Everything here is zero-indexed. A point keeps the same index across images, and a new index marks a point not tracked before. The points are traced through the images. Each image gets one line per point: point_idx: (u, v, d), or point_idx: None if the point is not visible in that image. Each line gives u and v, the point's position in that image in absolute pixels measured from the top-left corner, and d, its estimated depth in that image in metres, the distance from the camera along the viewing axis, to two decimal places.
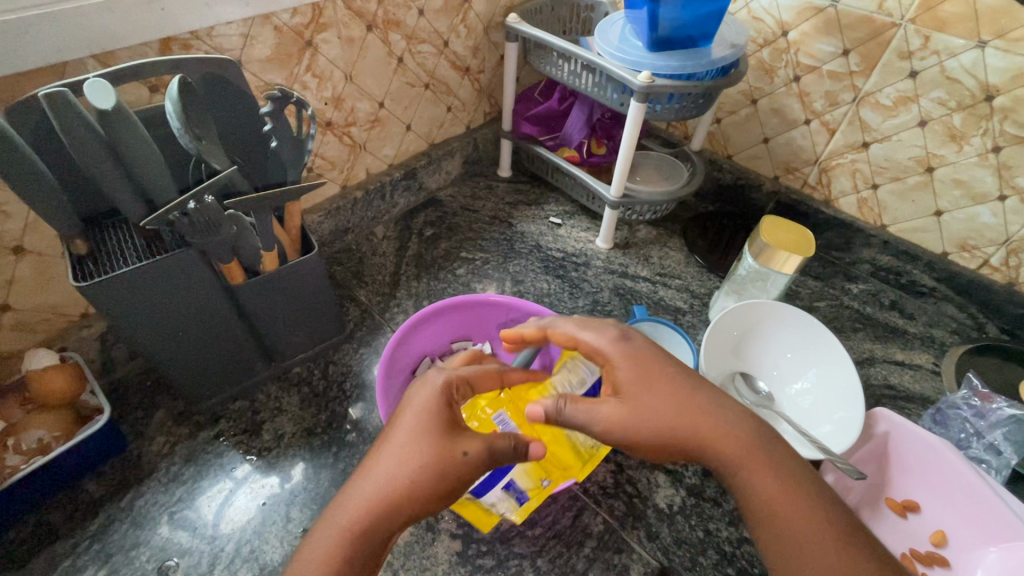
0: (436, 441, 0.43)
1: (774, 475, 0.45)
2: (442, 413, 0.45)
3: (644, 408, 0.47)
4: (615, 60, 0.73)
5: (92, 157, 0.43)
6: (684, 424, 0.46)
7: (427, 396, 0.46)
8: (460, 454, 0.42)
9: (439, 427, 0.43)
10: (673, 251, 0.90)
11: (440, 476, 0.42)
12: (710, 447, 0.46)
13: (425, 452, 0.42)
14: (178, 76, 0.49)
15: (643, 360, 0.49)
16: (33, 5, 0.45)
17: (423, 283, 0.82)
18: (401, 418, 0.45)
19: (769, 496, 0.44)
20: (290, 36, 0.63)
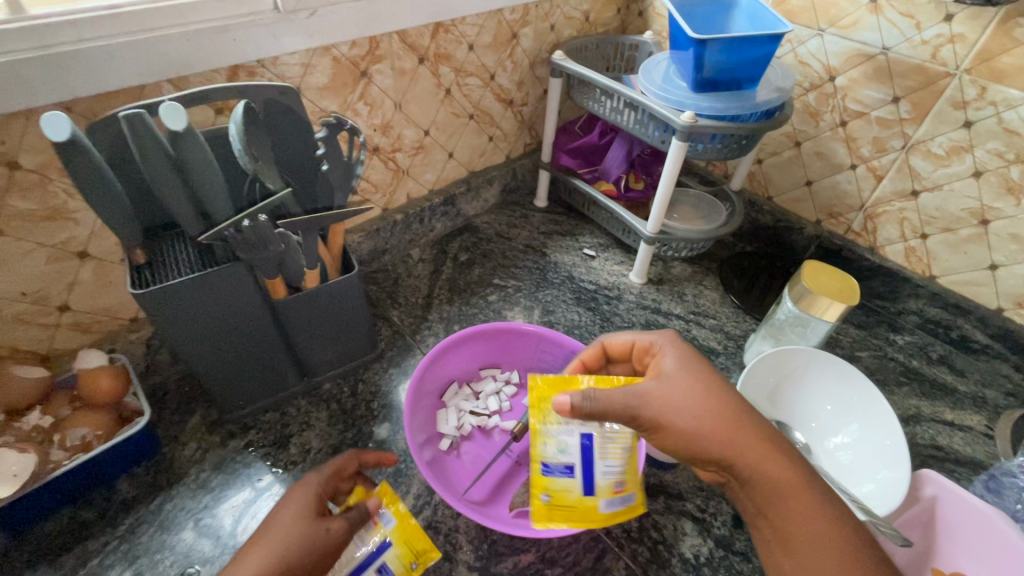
0: (302, 522, 0.43)
1: (812, 510, 0.43)
2: (313, 500, 0.45)
3: (679, 395, 0.47)
4: (658, 99, 0.74)
5: (162, 174, 0.46)
6: (721, 428, 0.45)
7: (303, 489, 0.46)
8: (327, 529, 0.43)
9: (309, 510, 0.44)
10: (708, 290, 0.89)
11: (308, 558, 0.41)
12: (748, 457, 0.44)
13: (296, 533, 0.42)
14: (243, 101, 0.53)
15: (687, 356, 0.50)
16: (122, 35, 0.49)
17: (455, 307, 0.83)
18: (274, 511, 0.44)
19: (800, 520, 0.42)
20: (346, 66, 0.66)
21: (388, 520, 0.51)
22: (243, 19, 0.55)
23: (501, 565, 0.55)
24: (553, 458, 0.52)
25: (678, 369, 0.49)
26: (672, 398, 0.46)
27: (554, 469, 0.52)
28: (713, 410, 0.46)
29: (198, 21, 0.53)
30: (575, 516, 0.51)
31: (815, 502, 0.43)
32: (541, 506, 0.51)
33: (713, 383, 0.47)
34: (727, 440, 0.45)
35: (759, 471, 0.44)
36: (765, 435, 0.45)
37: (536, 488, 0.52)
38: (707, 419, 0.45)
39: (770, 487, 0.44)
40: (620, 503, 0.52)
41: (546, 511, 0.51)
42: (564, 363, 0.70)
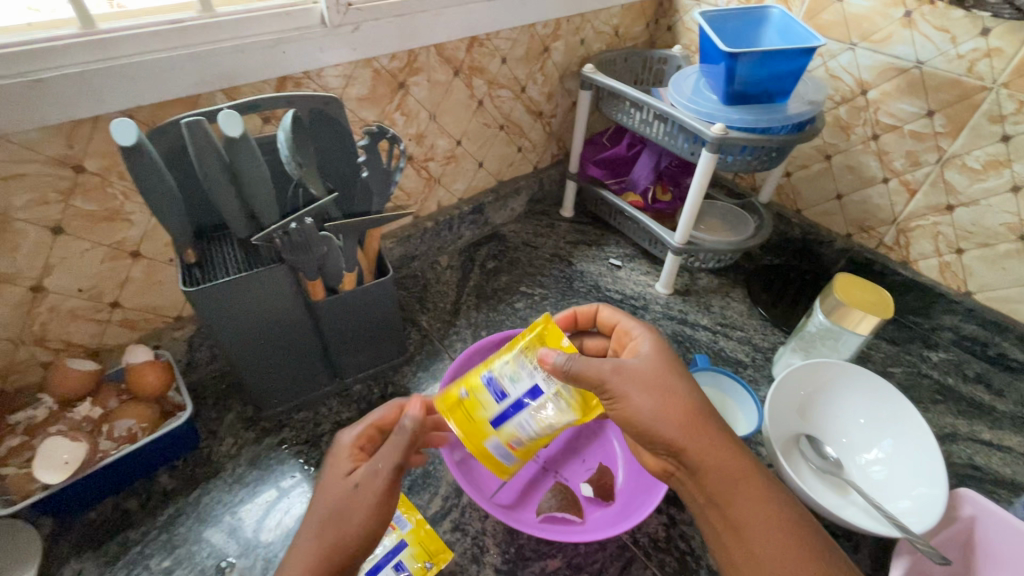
0: (336, 484, 0.46)
1: (763, 502, 0.44)
2: (346, 462, 0.48)
3: (647, 383, 0.48)
4: (688, 111, 0.75)
5: (217, 178, 0.49)
6: (679, 418, 0.47)
7: (338, 454, 0.49)
8: (353, 484, 0.45)
9: (338, 476, 0.47)
10: (735, 302, 0.88)
11: (347, 511, 0.44)
12: (704, 451, 0.46)
13: (332, 497, 0.45)
14: (290, 110, 0.55)
15: (664, 346, 0.53)
16: (182, 48, 0.52)
17: (482, 313, 0.84)
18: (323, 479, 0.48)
19: (749, 513, 0.44)
20: (386, 78, 0.69)
21: (403, 524, 0.57)
22: (293, 33, 0.58)
23: (528, 569, 0.55)
24: (502, 373, 0.51)
25: (652, 357, 0.51)
26: (641, 378, 0.48)
27: (491, 385, 0.50)
28: (675, 398, 0.48)
29: (251, 35, 0.56)
30: (467, 433, 0.50)
31: (768, 497, 0.44)
32: (455, 401, 0.51)
33: (679, 373, 0.50)
34: (685, 431, 0.46)
35: (712, 466, 0.45)
36: (719, 428, 0.47)
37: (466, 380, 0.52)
38: (668, 407, 0.47)
39: (723, 479, 0.45)
40: (504, 458, 0.51)
41: (454, 406, 0.51)
42: None
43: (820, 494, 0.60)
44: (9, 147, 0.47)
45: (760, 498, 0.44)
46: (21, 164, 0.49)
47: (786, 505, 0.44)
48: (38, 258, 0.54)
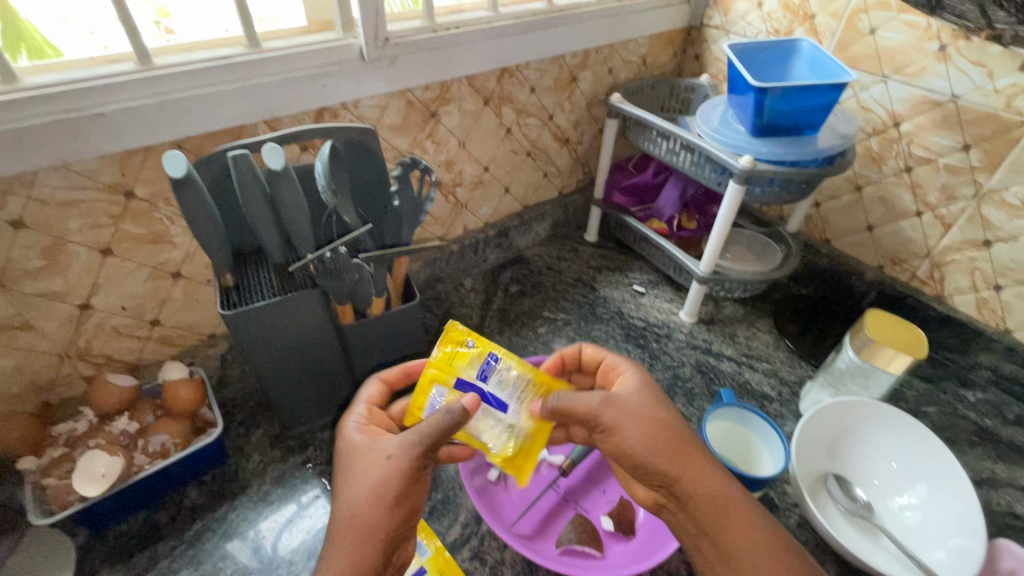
0: (364, 460, 0.48)
1: (754, 531, 0.45)
2: (361, 441, 0.50)
3: (639, 416, 0.49)
4: (716, 143, 0.75)
5: (257, 207, 0.51)
6: (670, 448, 0.48)
7: (348, 437, 0.51)
8: (386, 457, 0.47)
9: (362, 454, 0.48)
10: (761, 333, 0.87)
11: (382, 485, 0.45)
12: (696, 481, 0.47)
13: (366, 471, 0.47)
14: (330, 142, 0.57)
15: (650, 380, 0.53)
16: (230, 82, 0.55)
17: (505, 338, 0.85)
18: (346, 459, 0.49)
19: (743, 542, 0.44)
20: (419, 108, 0.71)
21: (423, 551, 0.56)
22: (333, 67, 0.60)
23: None
24: (505, 370, 0.54)
25: (638, 388, 0.52)
26: (629, 412, 0.49)
27: (488, 367, 0.54)
28: (658, 429, 0.48)
29: (294, 70, 0.59)
30: (437, 376, 0.54)
31: (760, 527, 0.45)
32: (455, 347, 0.55)
33: (663, 404, 0.51)
34: (676, 460, 0.47)
35: (703, 494, 0.46)
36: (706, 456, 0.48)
37: (478, 342, 0.55)
38: (661, 435, 0.48)
39: (715, 507, 0.46)
40: (422, 409, 0.54)
41: (451, 351, 0.55)
42: None
43: (850, 539, 0.58)
44: (68, 175, 0.51)
45: (752, 527, 0.45)
46: (78, 191, 0.52)
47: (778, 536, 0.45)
48: (87, 278, 0.56)
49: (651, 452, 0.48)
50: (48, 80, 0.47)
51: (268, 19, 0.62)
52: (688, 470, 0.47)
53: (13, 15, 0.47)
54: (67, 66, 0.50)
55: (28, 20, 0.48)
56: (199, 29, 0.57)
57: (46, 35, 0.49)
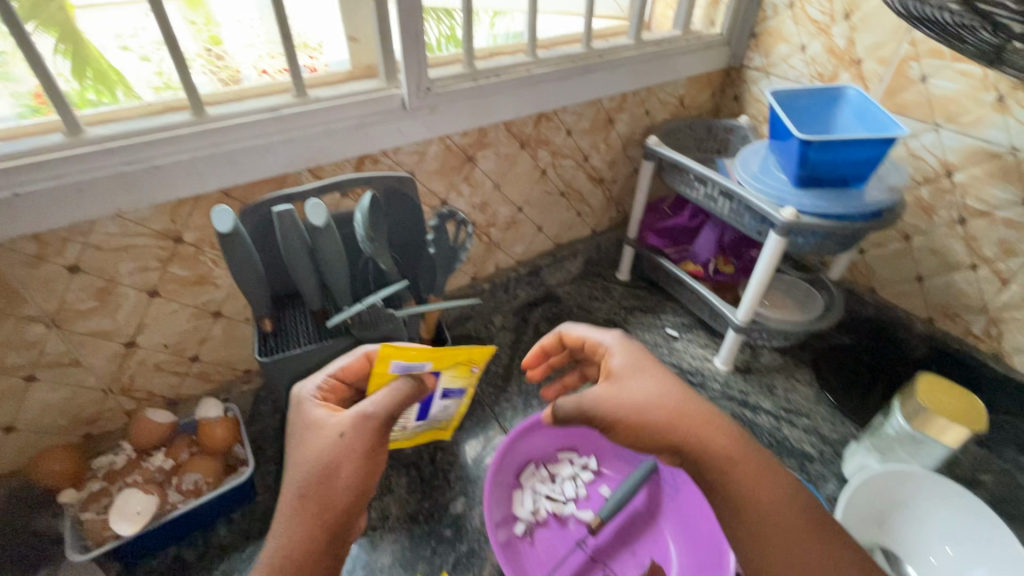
0: (317, 433, 0.46)
1: (760, 478, 0.47)
2: (317, 412, 0.48)
3: (632, 391, 0.50)
4: (756, 191, 0.73)
5: (298, 258, 0.52)
6: (668, 414, 0.48)
7: (305, 407, 0.49)
8: (341, 434, 0.45)
9: (317, 426, 0.47)
10: (801, 385, 0.84)
11: (336, 459, 0.44)
12: (698, 440, 0.48)
13: (317, 445, 0.45)
14: (369, 191, 0.57)
15: (635, 353, 0.54)
16: (277, 133, 0.57)
17: (534, 380, 0.84)
18: (298, 431, 0.48)
19: (756, 491, 0.46)
20: (456, 153, 0.72)
21: None
22: (375, 117, 0.62)
23: None
24: (454, 404, 0.64)
25: (628, 368, 0.52)
26: (628, 403, 0.49)
27: (453, 393, 0.61)
28: (652, 397, 0.49)
29: (338, 120, 0.60)
30: (439, 363, 0.52)
31: (764, 472, 0.47)
32: (466, 364, 0.56)
33: (656, 373, 0.52)
34: (675, 424, 0.48)
35: (706, 454, 0.47)
36: (707, 412, 0.49)
37: (475, 373, 0.58)
38: (656, 402, 0.49)
39: (720, 464, 0.47)
40: (399, 363, 0.49)
41: (463, 363, 0.55)
42: (643, 456, 0.68)
43: None
44: (123, 222, 0.53)
45: (760, 475, 0.47)
46: (131, 237, 0.54)
47: (782, 485, 0.47)
48: (134, 317, 0.58)
49: (653, 424, 0.48)
50: (109, 131, 0.50)
51: (312, 45, 0.63)
52: (688, 431, 0.48)
53: (82, 43, 0.49)
54: (126, 112, 0.53)
55: (95, 46, 0.50)
56: (247, 52, 0.58)
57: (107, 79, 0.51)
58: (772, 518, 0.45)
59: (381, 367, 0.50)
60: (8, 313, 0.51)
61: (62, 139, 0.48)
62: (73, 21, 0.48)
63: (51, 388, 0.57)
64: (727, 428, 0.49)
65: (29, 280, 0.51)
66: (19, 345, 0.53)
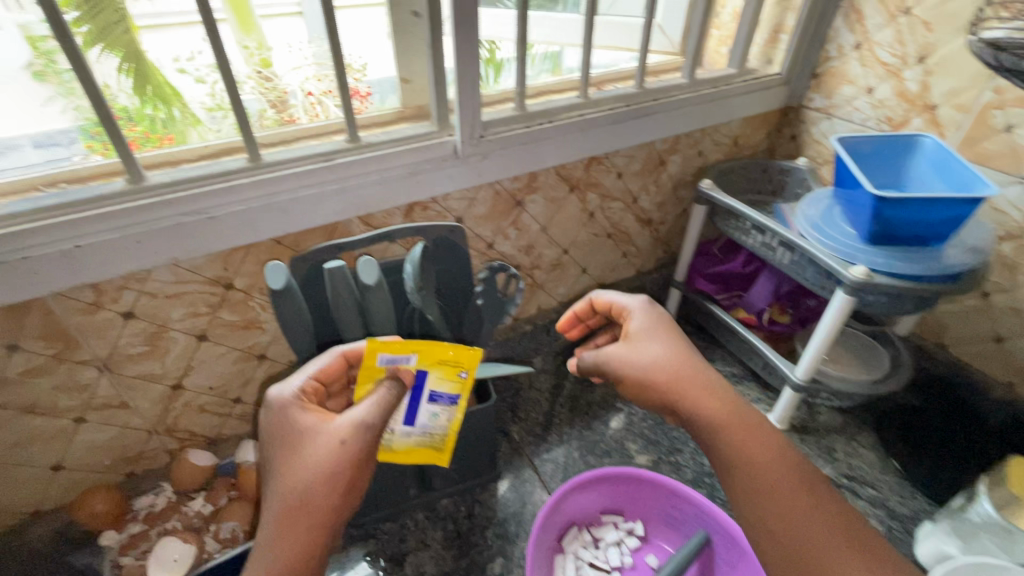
0: (308, 440, 0.41)
1: (756, 443, 0.44)
2: (306, 416, 0.42)
3: (637, 355, 0.49)
4: (821, 245, 0.69)
5: (347, 313, 0.51)
6: (664, 376, 0.47)
7: (286, 407, 0.43)
8: (340, 441, 0.40)
9: (309, 431, 0.41)
10: (864, 449, 0.78)
11: (332, 470, 0.39)
12: (691, 403, 0.46)
13: (310, 454, 0.40)
14: (420, 242, 0.57)
15: (656, 321, 0.52)
16: (330, 183, 0.56)
17: (575, 430, 0.80)
18: (282, 437, 0.42)
19: (752, 462, 0.43)
20: (505, 198, 0.70)
21: None
22: (427, 164, 0.61)
23: None
24: (447, 415, 0.51)
25: (645, 330, 0.52)
26: (636, 359, 0.49)
27: (443, 398, 0.50)
28: (653, 360, 0.48)
29: (391, 168, 0.59)
30: (425, 359, 0.46)
31: (761, 438, 0.44)
32: (454, 364, 0.48)
33: (671, 340, 0.50)
34: (671, 388, 0.47)
35: (702, 418, 0.45)
36: (706, 376, 0.47)
37: (466, 380, 0.49)
38: (654, 364, 0.48)
39: (713, 429, 0.45)
40: (383, 355, 0.45)
41: (447, 361, 0.47)
42: (694, 526, 0.64)
43: None
44: (177, 270, 0.53)
45: (760, 444, 0.44)
46: (184, 284, 0.54)
47: (776, 441, 0.44)
48: (182, 361, 0.58)
49: (649, 388, 0.48)
50: (168, 177, 0.50)
51: (357, 66, 0.59)
52: (683, 394, 0.46)
53: (145, 62, 0.47)
54: (183, 153, 0.52)
55: (154, 63, 0.48)
56: (293, 74, 0.56)
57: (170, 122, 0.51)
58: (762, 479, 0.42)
59: (368, 361, 0.46)
60: (63, 358, 0.52)
61: (125, 187, 0.48)
62: (138, 42, 0.46)
63: (99, 428, 0.58)
64: (724, 392, 0.47)
65: (84, 327, 0.51)
66: (71, 389, 0.54)
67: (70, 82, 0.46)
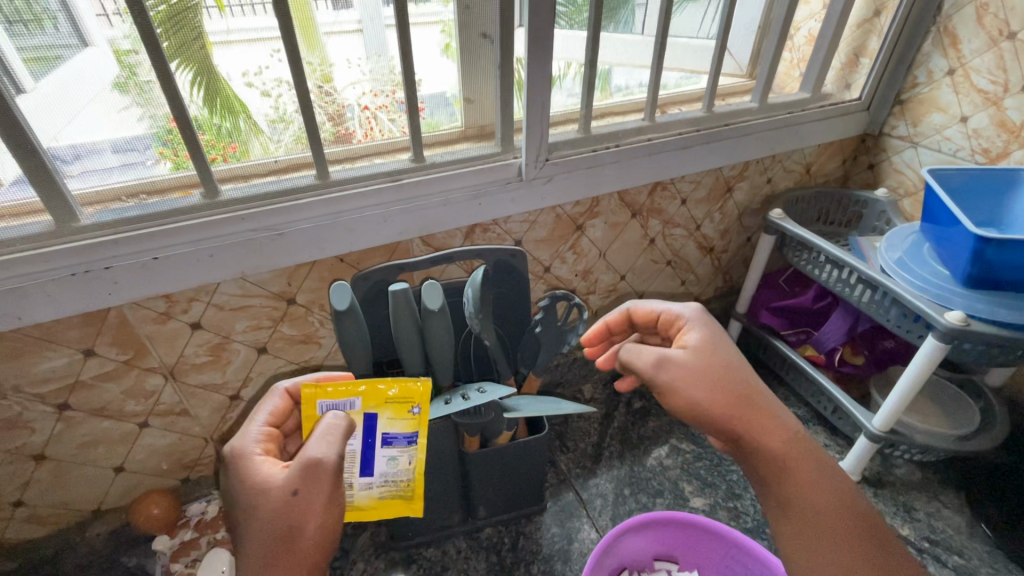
0: (257, 498, 0.36)
1: (822, 485, 0.38)
2: (252, 469, 0.37)
3: (698, 372, 0.39)
4: (909, 285, 0.63)
5: (407, 338, 0.49)
6: (729, 400, 0.38)
7: (233, 462, 0.38)
8: (291, 494, 0.35)
9: (255, 487, 0.36)
10: (948, 510, 0.71)
11: (294, 526, 0.35)
12: (759, 436, 0.38)
13: (262, 515, 0.35)
14: (480, 264, 0.53)
15: (716, 335, 0.42)
16: (396, 203, 0.56)
17: (626, 465, 0.77)
18: (233, 495, 0.37)
19: (813, 505, 0.38)
20: (566, 222, 0.69)
21: None
22: (491, 187, 0.60)
23: None
24: (406, 457, 0.49)
25: (706, 342, 0.41)
26: (693, 379, 0.39)
27: (399, 440, 0.48)
28: (713, 381, 0.39)
29: (455, 190, 0.59)
30: (370, 402, 0.45)
31: (825, 479, 0.38)
32: (401, 403, 0.46)
33: (733, 359, 0.40)
34: (736, 416, 0.38)
35: (765, 453, 0.38)
36: (768, 400, 0.40)
37: (420, 418, 0.47)
38: (717, 384, 0.39)
39: (776, 467, 0.38)
40: (324, 402, 0.43)
41: (396, 398, 0.46)
42: None
43: None
44: (244, 284, 0.54)
45: (824, 485, 0.38)
46: (249, 298, 0.55)
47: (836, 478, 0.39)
48: (242, 372, 0.59)
49: (706, 414, 0.38)
50: (241, 193, 0.51)
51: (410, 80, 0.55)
52: (749, 423, 0.38)
53: (212, 75, 0.45)
54: (254, 168, 0.51)
55: (223, 77, 0.46)
56: (350, 90, 0.52)
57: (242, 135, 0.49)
58: (813, 516, 0.38)
59: (306, 413, 0.43)
60: (134, 365, 0.53)
61: (202, 202, 0.49)
62: (210, 57, 0.45)
63: (160, 434, 0.59)
64: (783, 415, 0.39)
65: (155, 335, 0.53)
66: (138, 395, 0.55)
67: (149, 93, 0.44)
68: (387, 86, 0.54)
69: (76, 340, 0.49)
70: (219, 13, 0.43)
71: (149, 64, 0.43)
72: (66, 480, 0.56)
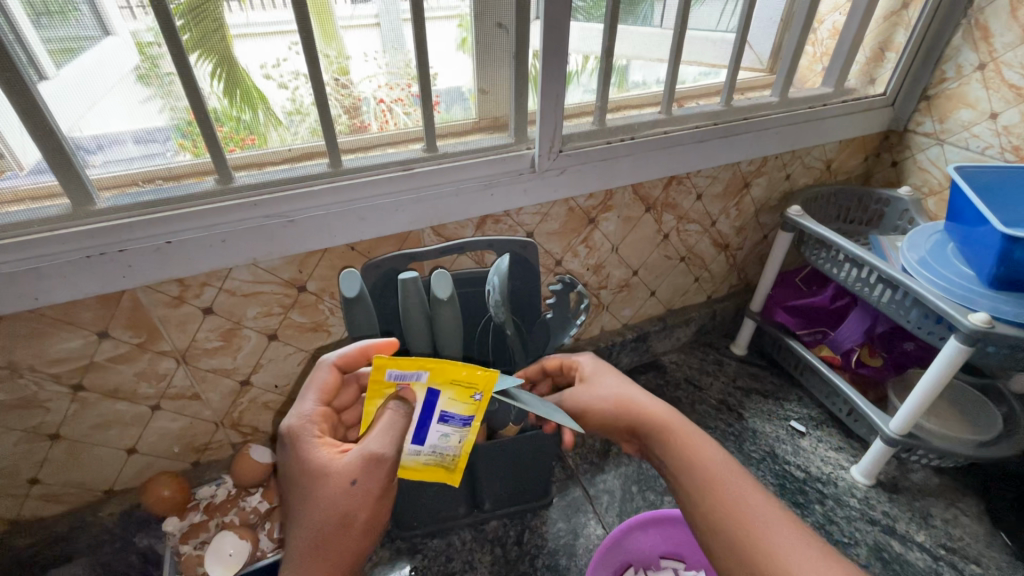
0: (318, 482, 0.37)
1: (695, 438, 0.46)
2: (313, 452, 0.39)
3: (598, 389, 0.53)
4: (931, 285, 0.61)
5: (416, 325, 0.49)
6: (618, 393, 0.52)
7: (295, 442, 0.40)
8: (350, 483, 0.37)
9: (317, 470, 0.38)
10: (965, 517, 0.69)
11: (351, 512, 0.37)
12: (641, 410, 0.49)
13: (323, 498, 0.37)
14: (505, 253, 0.53)
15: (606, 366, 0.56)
16: (405, 192, 0.56)
17: (634, 463, 0.76)
18: (293, 476, 0.39)
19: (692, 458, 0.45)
20: (578, 215, 0.68)
21: None
22: (504, 177, 0.60)
23: None
24: (458, 436, 0.43)
25: (596, 371, 0.55)
26: (586, 393, 0.53)
27: (455, 420, 0.41)
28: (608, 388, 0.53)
29: (467, 181, 0.59)
30: (437, 378, 0.38)
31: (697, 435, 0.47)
32: (466, 386, 0.39)
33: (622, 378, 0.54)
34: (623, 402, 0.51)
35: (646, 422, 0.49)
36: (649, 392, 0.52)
37: (481, 404, 0.40)
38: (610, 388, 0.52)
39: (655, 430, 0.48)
40: (394, 370, 0.38)
41: (463, 379, 0.39)
42: None
43: None
44: (255, 270, 0.54)
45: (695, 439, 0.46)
46: (261, 284, 0.55)
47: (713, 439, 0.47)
48: (252, 358, 0.60)
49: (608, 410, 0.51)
50: (254, 179, 0.51)
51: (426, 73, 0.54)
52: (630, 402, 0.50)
53: (236, 69, 0.45)
54: (267, 156, 0.51)
55: (244, 68, 0.46)
56: (367, 83, 0.52)
57: (253, 126, 0.49)
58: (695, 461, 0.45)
59: (376, 374, 0.39)
60: (146, 348, 0.54)
61: (215, 187, 0.49)
62: (231, 49, 0.45)
63: (172, 417, 0.60)
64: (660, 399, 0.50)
65: (168, 319, 0.53)
66: (151, 377, 0.56)
67: (170, 85, 0.44)
68: (403, 80, 0.53)
69: (91, 322, 0.50)
70: (240, 6, 0.43)
71: (171, 56, 0.43)
72: (81, 459, 0.57)
